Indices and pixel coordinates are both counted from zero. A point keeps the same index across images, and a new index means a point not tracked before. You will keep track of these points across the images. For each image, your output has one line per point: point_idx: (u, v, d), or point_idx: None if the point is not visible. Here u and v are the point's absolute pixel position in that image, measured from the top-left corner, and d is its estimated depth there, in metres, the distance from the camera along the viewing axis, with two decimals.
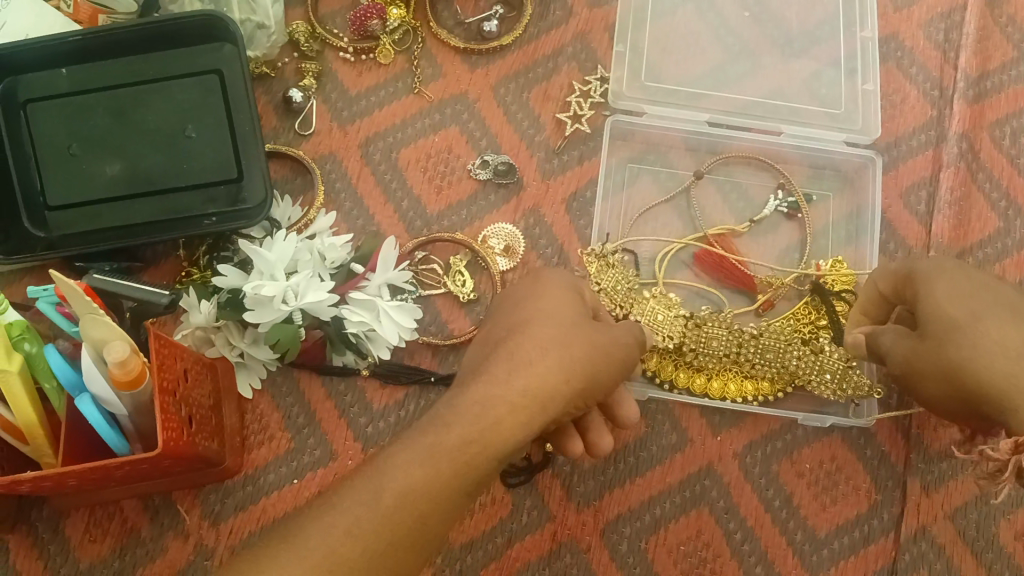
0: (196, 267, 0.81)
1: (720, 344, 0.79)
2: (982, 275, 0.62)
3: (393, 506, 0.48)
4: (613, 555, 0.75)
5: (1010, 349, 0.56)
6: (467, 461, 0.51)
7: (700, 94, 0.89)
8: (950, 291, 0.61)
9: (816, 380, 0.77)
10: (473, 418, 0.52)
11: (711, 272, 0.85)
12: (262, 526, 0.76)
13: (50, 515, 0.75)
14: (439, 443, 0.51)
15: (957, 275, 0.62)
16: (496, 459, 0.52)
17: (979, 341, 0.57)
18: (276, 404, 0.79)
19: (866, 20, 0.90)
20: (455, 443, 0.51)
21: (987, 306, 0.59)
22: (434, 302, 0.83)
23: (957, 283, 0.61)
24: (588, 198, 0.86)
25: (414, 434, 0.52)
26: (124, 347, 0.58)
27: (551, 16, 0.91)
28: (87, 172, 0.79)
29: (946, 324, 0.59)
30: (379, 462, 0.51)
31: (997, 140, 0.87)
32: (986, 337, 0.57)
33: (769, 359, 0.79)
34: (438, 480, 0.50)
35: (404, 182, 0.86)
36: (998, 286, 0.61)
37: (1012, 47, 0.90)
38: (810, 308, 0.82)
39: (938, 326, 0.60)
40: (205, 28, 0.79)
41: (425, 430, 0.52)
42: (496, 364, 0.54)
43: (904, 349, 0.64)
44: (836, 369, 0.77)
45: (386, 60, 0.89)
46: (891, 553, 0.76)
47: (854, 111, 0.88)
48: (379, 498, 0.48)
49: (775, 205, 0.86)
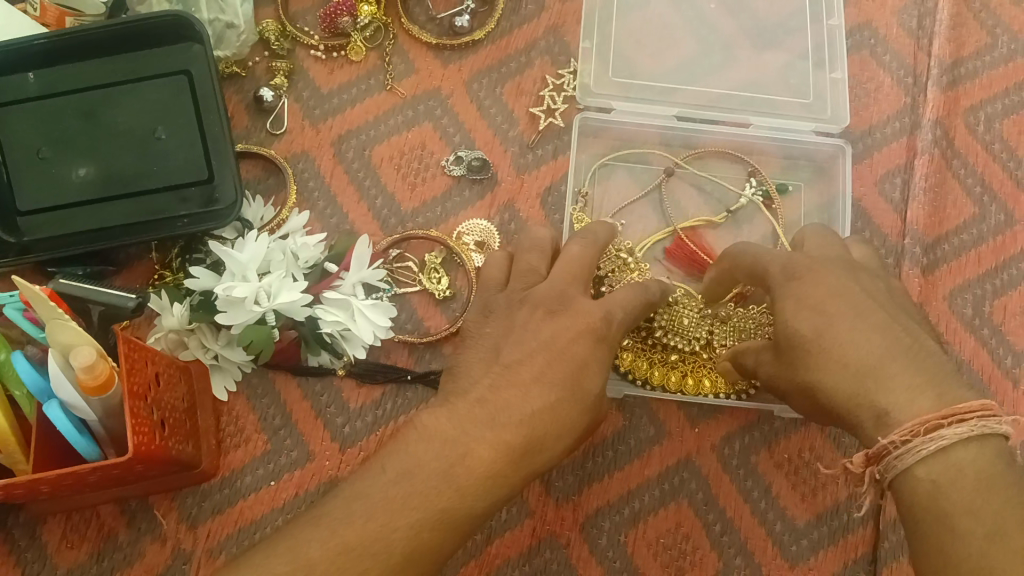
0: (169, 270, 0.81)
1: (692, 322, 0.80)
2: (830, 271, 0.60)
3: (398, 514, 0.51)
4: (593, 550, 0.75)
5: (857, 364, 0.54)
6: (454, 514, 0.53)
7: (671, 88, 0.89)
8: (807, 295, 0.59)
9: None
10: (465, 474, 0.54)
11: (683, 267, 0.85)
12: (240, 529, 0.75)
13: (27, 521, 0.75)
14: (430, 493, 0.53)
15: (807, 279, 0.60)
16: (495, 477, 0.54)
17: (829, 355, 0.56)
18: (252, 405, 0.79)
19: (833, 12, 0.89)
20: (448, 498, 0.53)
21: (829, 316, 0.57)
22: (409, 300, 0.83)
23: (804, 290, 0.60)
24: (563, 192, 0.86)
25: (405, 473, 0.54)
26: (92, 352, 0.58)
27: (523, 10, 0.90)
28: (57, 176, 0.79)
29: (794, 341, 0.58)
30: (371, 498, 0.52)
31: (972, 127, 0.87)
32: (831, 355, 0.56)
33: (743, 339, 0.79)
34: (427, 528, 0.52)
35: (378, 180, 0.85)
36: (852, 288, 0.59)
37: (986, 33, 0.90)
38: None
39: (789, 344, 0.59)
40: (173, 29, 0.78)
41: (418, 473, 0.53)
42: (490, 416, 0.56)
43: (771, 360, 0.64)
44: None
45: (358, 57, 0.88)
46: (870, 541, 0.76)
47: (824, 99, 0.87)
48: (370, 540, 0.50)
49: (751, 193, 0.86)
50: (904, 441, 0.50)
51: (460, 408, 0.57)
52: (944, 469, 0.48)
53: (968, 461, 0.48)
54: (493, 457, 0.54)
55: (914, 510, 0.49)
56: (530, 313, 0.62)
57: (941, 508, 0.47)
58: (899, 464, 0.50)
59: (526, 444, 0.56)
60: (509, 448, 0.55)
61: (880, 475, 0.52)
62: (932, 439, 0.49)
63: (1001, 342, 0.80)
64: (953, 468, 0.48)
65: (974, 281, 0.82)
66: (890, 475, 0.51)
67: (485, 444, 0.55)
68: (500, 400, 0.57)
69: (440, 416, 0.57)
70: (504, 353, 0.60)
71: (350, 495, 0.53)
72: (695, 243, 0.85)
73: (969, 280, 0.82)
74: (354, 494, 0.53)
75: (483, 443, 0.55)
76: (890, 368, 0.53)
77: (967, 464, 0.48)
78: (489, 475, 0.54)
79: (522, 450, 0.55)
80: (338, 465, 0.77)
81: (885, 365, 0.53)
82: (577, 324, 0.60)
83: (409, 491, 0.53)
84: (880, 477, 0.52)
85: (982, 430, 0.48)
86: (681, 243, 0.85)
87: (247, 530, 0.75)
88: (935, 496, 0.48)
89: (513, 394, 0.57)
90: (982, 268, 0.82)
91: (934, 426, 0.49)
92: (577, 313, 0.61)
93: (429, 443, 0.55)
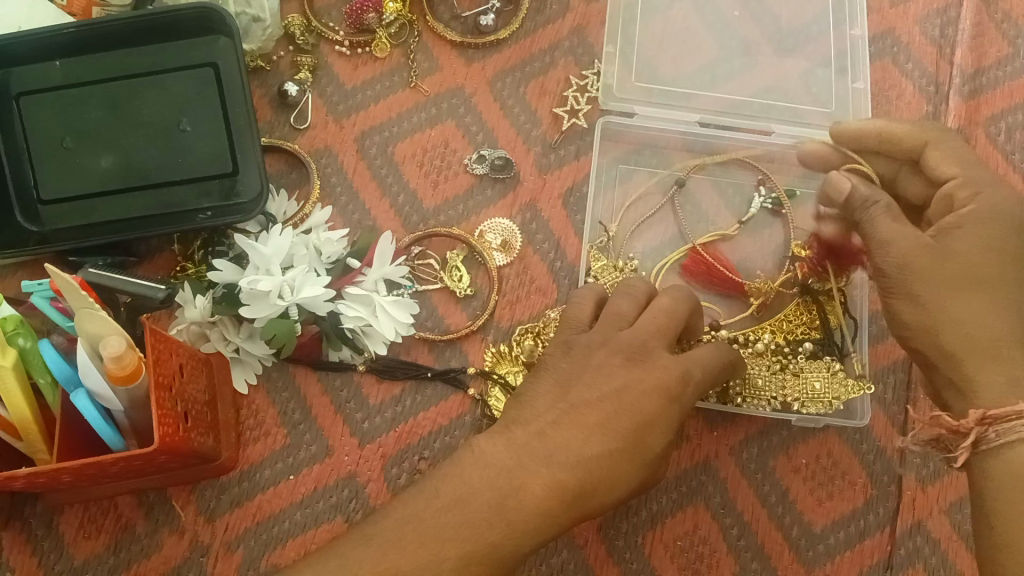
0: (191, 262, 0.81)
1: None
2: (1001, 226, 0.62)
3: (441, 542, 0.52)
4: (610, 551, 0.75)
5: (1001, 339, 0.59)
6: (501, 550, 0.53)
7: (692, 93, 0.89)
8: (970, 245, 0.61)
9: (807, 395, 0.77)
10: (516, 509, 0.54)
11: (700, 281, 0.85)
12: (258, 523, 0.75)
13: (43, 511, 0.75)
14: (480, 525, 0.53)
15: (984, 222, 0.62)
16: (542, 514, 0.54)
17: (974, 315, 0.60)
18: (271, 399, 0.79)
19: (856, 19, 0.89)
20: (497, 534, 0.53)
21: (996, 275, 0.61)
22: (430, 297, 0.83)
23: (979, 233, 0.61)
24: (585, 193, 0.86)
25: (459, 501, 0.54)
26: (121, 342, 0.58)
27: (547, 10, 0.90)
28: (81, 165, 0.79)
29: (960, 275, 0.60)
30: (423, 525, 0.53)
31: (992, 137, 0.88)
32: (969, 308, 0.60)
33: (761, 386, 0.78)
34: (473, 562, 0.52)
35: (400, 176, 0.86)
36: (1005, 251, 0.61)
37: (1008, 43, 0.90)
38: (800, 311, 0.83)
39: (948, 269, 0.61)
40: (201, 22, 0.78)
41: (471, 502, 0.54)
42: (547, 447, 0.56)
43: (922, 257, 0.61)
44: (824, 377, 0.78)
45: (382, 53, 0.88)
46: (886, 547, 0.76)
47: (846, 108, 0.88)
48: (418, 570, 0.51)
49: (761, 201, 0.87)
50: None
51: (520, 437, 0.57)
52: None
53: None
54: (545, 501, 0.54)
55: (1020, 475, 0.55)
56: (607, 357, 0.61)
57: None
58: (1023, 432, 0.55)
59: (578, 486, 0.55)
60: (563, 488, 0.55)
61: (991, 436, 0.57)
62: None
63: None
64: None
65: None
66: (1010, 438, 0.56)
67: (539, 480, 0.55)
68: (559, 439, 0.57)
69: (497, 443, 0.57)
70: (572, 390, 0.59)
71: (402, 516, 0.54)
72: (715, 258, 0.85)
73: None
74: (406, 517, 0.54)
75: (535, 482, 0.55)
76: (1015, 352, 0.59)
77: None
78: (542, 512, 0.54)
79: (577, 492, 0.55)
80: (357, 461, 0.77)
81: (1010, 346, 0.59)
82: (650, 379, 0.59)
83: (461, 520, 0.53)
84: (988, 438, 0.57)
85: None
86: (697, 258, 0.85)
87: (265, 524, 0.75)
88: None
89: (573, 434, 0.57)
90: None
91: None
92: (653, 368, 0.60)
93: (481, 469, 0.56)
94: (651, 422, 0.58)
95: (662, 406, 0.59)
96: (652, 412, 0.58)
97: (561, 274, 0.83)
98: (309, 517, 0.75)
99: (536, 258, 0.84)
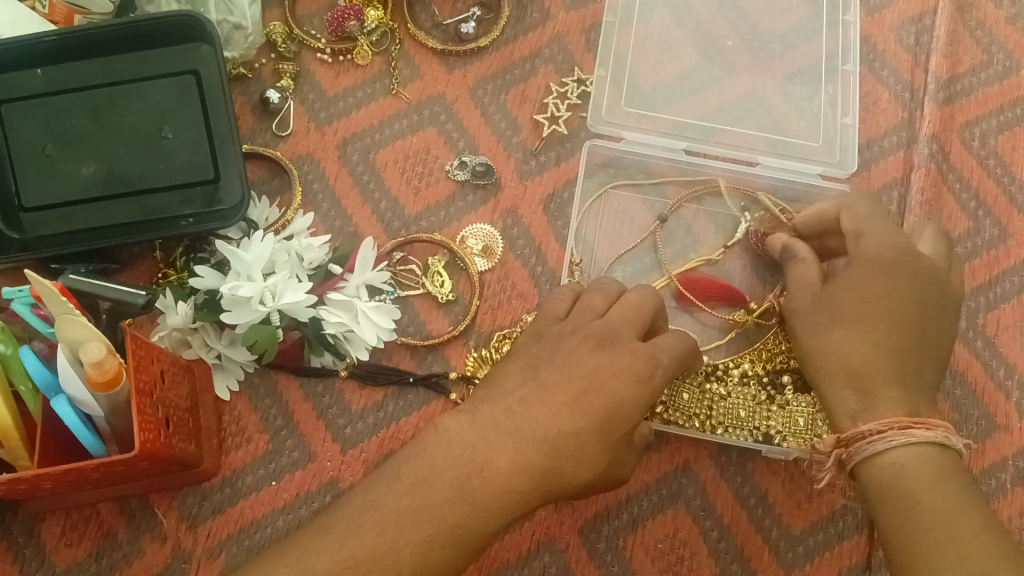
0: (173, 269, 0.81)
1: (691, 398, 0.80)
2: (901, 277, 0.65)
3: (407, 524, 0.52)
4: (592, 554, 0.76)
5: (862, 370, 0.62)
6: (469, 531, 0.53)
7: (682, 123, 0.90)
8: (852, 286, 0.65)
9: (789, 429, 0.79)
10: (480, 489, 0.54)
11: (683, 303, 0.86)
12: (240, 528, 0.75)
13: (25, 518, 0.75)
14: (444, 505, 0.53)
15: (877, 270, 0.65)
16: (509, 506, 0.55)
17: (838, 347, 0.64)
18: (254, 405, 0.79)
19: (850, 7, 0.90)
20: (462, 513, 0.53)
21: (874, 312, 0.63)
22: (411, 303, 0.83)
23: (870, 278, 0.65)
24: (566, 199, 0.87)
25: (422, 482, 0.54)
26: (101, 347, 0.58)
27: (527, 19, 0.91)
28: (63, 172, 0.79)
29: (834, 312, 0.66)
30: (385, 509, 0.53)
31: (967, 143, 0.89)
32: (837, 341, 0.64)
33: (743, 418, 0.79)
34: (439, 544, 0.52)
35: (382, 183, 0.86)
36: (893, 296, 0.64)
37: (982, 50, 0.91)
38: (779, 340, 0.83)
39: (827, 311, 0.66)
40: (182, 30, 0.79)
41: (434, 483, 0.54)
42: (516, 429, 0.57)
43: (802, 304, 0.69)
44: (806, 412, 0.79)
45: (364, 61, 0.89)
46: (865, 549, 0.76)
47: (833, 144, 0.88)
48: (384, 554, 0.51)
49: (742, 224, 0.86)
50: (880, 431, 0.58)
51: (486, 414, 0.58)
52: (915, 458, 0.57)
53: (935, 458, 0.57)
54: (518, 487, 0.55)
55: (882, 490, 0.57)
56: (578, 343, 0.62)
57: (910, 488, 0.55)
58: (869, 449, 0.59)
59: (553, 480, 0.56)
60: (531, 470, 0.55)
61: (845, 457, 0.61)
62: (904, 434, 0.58)
63: (993, 353, 0.82)
64: (906, 466, 0.56)
65: (968, 293, 0.84)
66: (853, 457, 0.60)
67: (505, 456, 0.55)
68: (527, 415, 0.57)
69: (464, 422, 0.58)
70: (542, 371, 0.60)
71: (367, 501, 0.54)
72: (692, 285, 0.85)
73: (962, 293, 0.84)
74: (368, 503, 0.53)
75: (500, 460, 0.55)
76: (873, 384, 0.61)
77: (934, 459, 0.57)
78: (506, 488, 0.55)
79: (544, 473, 0.56)
80: (338, 466, 0.77)
81: (869, 376, 0.62)
82: (620, 363, 0.60)
83: (425, 502, 0.53)
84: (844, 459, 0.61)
85: (946, 439, 0.57)
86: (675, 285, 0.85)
87: (247, 530, 0.75)
88: (902, 477, 0.56)
89: (542, 411, 0.57)
90: (974, 281, 0.84)
91: (905, 427, 0.58)
92: (621, 353, 0.61)
93: (452, 453, 0.56)
94: (621, 405, 0.59)
95: (632, 388, 0.59)
96: (630, 410, 0.59)
97: (542, 279, 0.84)
98: (290, 523, 0.75)
99: (517, 263, 0.84)
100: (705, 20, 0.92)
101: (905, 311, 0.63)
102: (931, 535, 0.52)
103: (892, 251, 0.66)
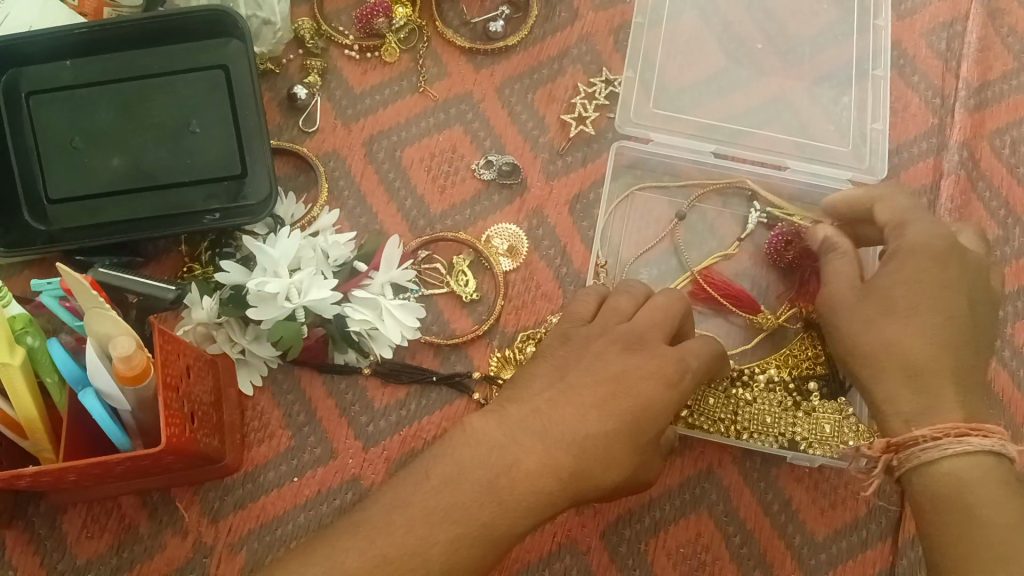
0: (199, 263, 0.81)
1: (716, 404, 0.79)
2: (953, 267, 0.62)
3: (434, 524, 0.52)
4: (613, 557, 0.76)
5: (920, 367, 0.59)
6: (495, 532, 0.53)
7: (710, 126, 0.89)
8: (905, 276, 0.62)
9: (816, 436, 0.77)
10: (507, 490, 0.54)
11: (709, 305, 0.85)
12: (262, 524, 0.75)
13: (47, 510, 0.75)
14: (472, 505, 0.53)
15: (929, 259, 0.62)
16: (537, 507, 0.54)
17: (895, 340, 0.61)
18: (277, 401, 0.79)
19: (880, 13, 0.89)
20: (490, 513, 0.53)
21: (931, 305, 0.61)
22: (435, 302, 0.83)
23: (923, 266, 0.62)
24: (591, 199, 0.86)
25: (450, 482, 0.54)
26: (131, 342, 0.58)
27: (555, 18, 0.91)
28: (90, 165, 0.79)
29: (887, 304, 0.62)
30: (413, 508, 0.53)
31: (997, 150, 0.88)
32: (891, 334, 0.61)
33: (768, 424, 0.78)
34: (467, 543, 0.52)
35: (408, 181, 0.86)
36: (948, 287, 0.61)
37: (1013, 56, 0.91)
38: (805, 345, 0.82)
39: (880, 303, 0.63)
40: (211, 23, 0.79)
41: (462, 483, 0.54)
42: (545, 429, 0.56)
43: (847, 297, 0.65)
44: (833, 419, 0.78)
45: (391, 58, 0.89)
46: (889, 558, 0.76)
47: (862, 148, 0.87)
48: (412, 552, 0.51)
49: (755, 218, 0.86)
50: (934, 438, 0.56)
51: (513, 414, 0.57)
52: (971, 467, 0.55)
53: (989, 466, 0.55)
54: (547, 488, 0.55)
55: (934, 501, 0.55)
56: (605, 346, 0.61)
57: (968, 502, 0.54)
58: (923, 458, 0.57)
59: (581, 483, 0.56)
60: (560, 471, 0.55)
61: (895, 463, 0.59)
62: (961, 442, 0.55)
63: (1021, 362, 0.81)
64: (963, 476, 0.55)
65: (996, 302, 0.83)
66: (908, 464, 0.58)
67: (532, 457, 0.55)
68: (556, 414, 0.57)
69: (492, 422, 0.57)
70: (569, 373, 0.60)
71: (394, 499, 0.54)
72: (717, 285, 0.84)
73: None
74: (396, 502, 0.53)
75: (528, 461, 0.55)
76: (936, 381, 0.59)
77: (989, 468, 0.55)
78: (535, 489, 0.54)
79: (572, 475, 0.55)
80: (361, 464, 0.77)
81: (930, 374, 0.59)
82: (649, 365, 0.60)
83: (452, 503, 0.53)
84: (895, 465, 0.59)
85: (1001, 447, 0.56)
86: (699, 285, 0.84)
87: (269, 526, 0.75)
88: (957, 488, 0.55)
89: (569, 412, 0.57)
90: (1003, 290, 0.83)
91: (963, 434, 0.56)
92: (650, 355, 0.60)
93: (481, 453, 0.55)
94: (649, 408, 0.58)
95: (661, 392, 0.59)
96: (658, 415, 0.59)
97: (567, 279, 0.84)
98: (312, 520, 0.75)
99: (542, 263, 0.84)
100: (734, 22, 0.91)
101: (959, 303, 0.61)
102: (985, 552, 0.51)
103: (939, 239, 0.63)
